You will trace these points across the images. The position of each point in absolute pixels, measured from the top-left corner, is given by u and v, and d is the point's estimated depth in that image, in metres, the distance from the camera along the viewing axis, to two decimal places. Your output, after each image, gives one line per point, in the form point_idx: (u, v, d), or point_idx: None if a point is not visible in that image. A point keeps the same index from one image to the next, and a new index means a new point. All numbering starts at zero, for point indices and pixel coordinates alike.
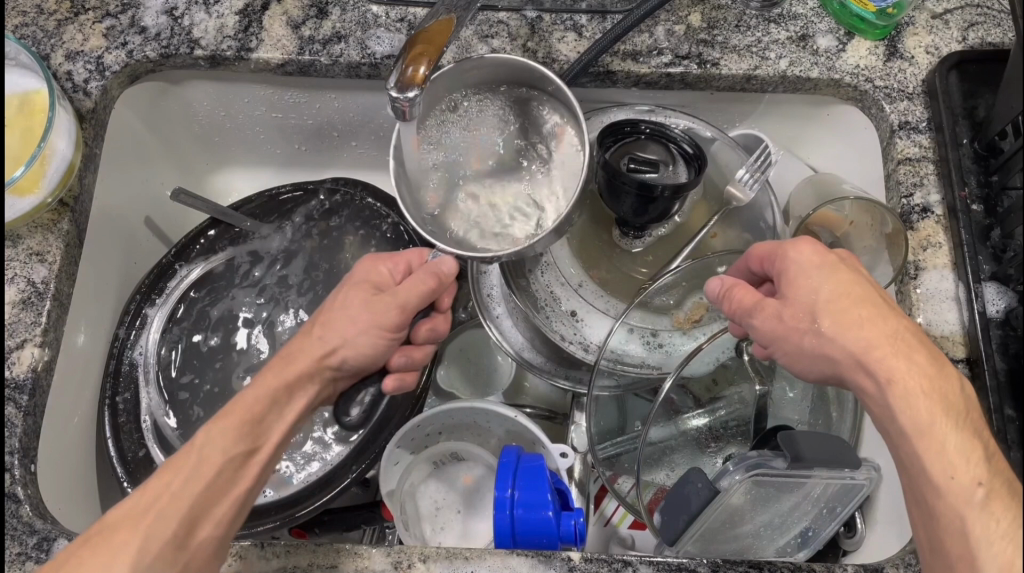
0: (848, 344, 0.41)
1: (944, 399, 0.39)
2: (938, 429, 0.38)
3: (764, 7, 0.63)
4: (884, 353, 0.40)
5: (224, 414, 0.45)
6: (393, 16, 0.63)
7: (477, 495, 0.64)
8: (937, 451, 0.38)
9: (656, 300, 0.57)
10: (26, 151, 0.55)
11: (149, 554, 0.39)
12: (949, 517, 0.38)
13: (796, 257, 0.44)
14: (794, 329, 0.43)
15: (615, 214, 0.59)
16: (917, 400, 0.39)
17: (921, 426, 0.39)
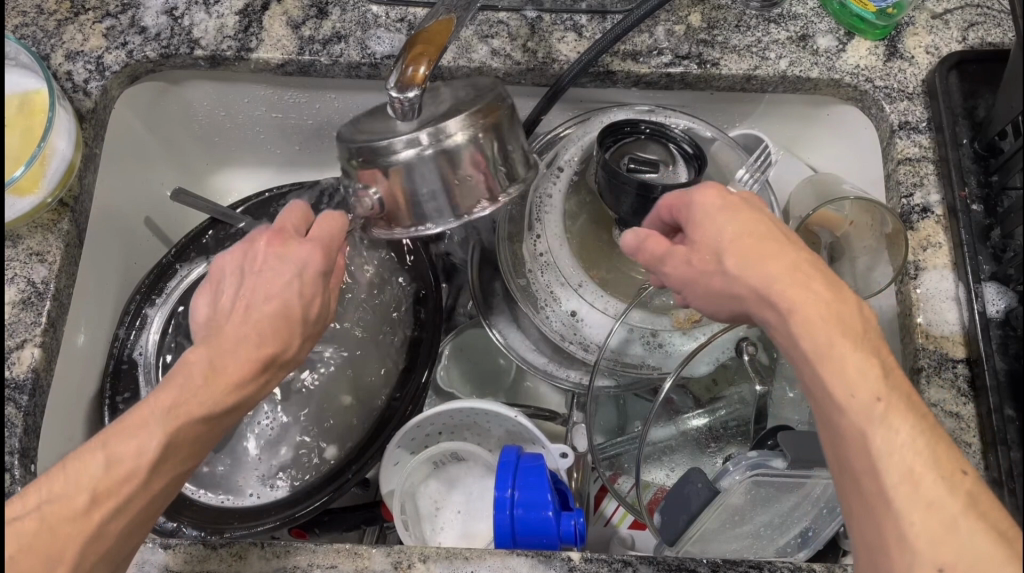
0: (739, 271, 0.39)
1: (838, 345, 0.35)
2: (824, 342, 0.35)
3: (764, 7, 0.63)
4: (772, 276, 0.37)
5: (269, 318, 0.43)
6: (393, 16, 0.63)
7: (477, 496, 0.64)
8: (836, 374, 0.34)
9: (657, 300, 0.58)
10: (26, 151, 0.55)
11: (177, 450, 0.40)
12: (859, 451, 0.33)
13: (700, 202, 0.41)
14: (711, 257, 0.40)
15: (615, 214, 0.58)
16: (842, 344, 0.34)
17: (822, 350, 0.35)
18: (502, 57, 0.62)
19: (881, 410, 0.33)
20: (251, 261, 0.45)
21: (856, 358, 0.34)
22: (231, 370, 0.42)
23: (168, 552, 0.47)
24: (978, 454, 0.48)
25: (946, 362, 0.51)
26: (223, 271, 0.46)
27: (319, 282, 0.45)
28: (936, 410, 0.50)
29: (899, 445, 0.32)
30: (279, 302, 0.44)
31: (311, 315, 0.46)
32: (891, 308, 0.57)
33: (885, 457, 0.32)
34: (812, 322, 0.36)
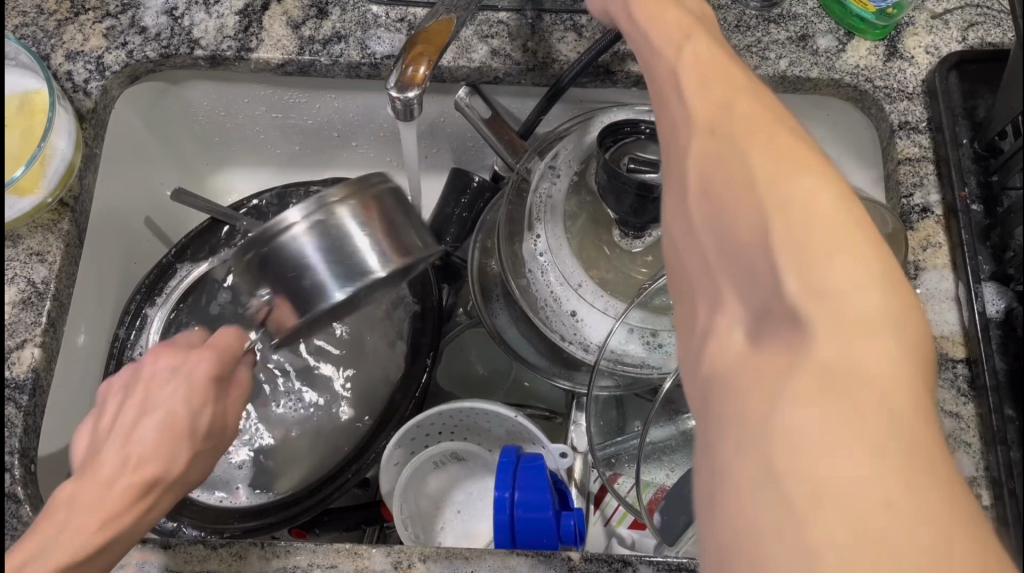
0: (699, 144, 0.27)
1: (760, 228, 0.25)
2: (788, 246, 0.23)
3: (764, 6, 0.63)
4: (756, 143, 0.26)
5: (152, 437, 0.45)
6: (393, 16, 0.63)
7: (477, 495, 0.65)
8: (823, 312, 0.23)
9: (656, 300, 0.56)
10: (26, 151, 0.55)
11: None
12: (733, 405, 0.24)
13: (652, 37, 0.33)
14: (667, 125, 0.30)
15: (615, 213, 0.58)
16: (760, 216, 0.25)
17: (787, 257, 0.23)
18: (502, 57, 0.62)
19: (775, 301, 0.24)
20: (146, 380, 0.47)
21: (780, 245, 0.24)
22: (105, 497, 0.42)
23: (168, 552, 0.47)
24: (978, 454, 0.48)
25: (946, 362, 0.51)
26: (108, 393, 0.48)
27: (188, 399, 0.47)
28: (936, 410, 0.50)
29: (861, 457, 0.21)
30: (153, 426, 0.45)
31: (202, 427, 0.47)
32: None
33: (793, 413, 0.22)
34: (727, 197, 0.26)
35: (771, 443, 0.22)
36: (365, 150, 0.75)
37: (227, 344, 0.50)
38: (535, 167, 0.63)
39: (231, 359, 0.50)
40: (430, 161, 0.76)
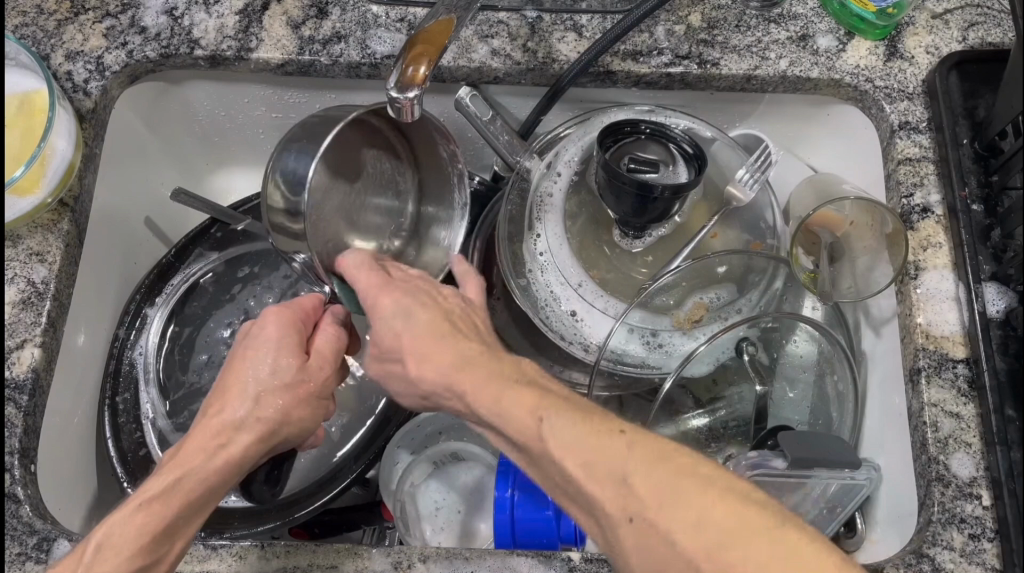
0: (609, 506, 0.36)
1: (651, 447, 0.37)
2: (640, 481, 0.36)
3: (764, 7, 0.63)
4: (505, 400, 0.40)
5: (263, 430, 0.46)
6: (393, 16, 0.63)
7: (478, 496, 0.62)
8: (732, 512, 0.34)
9: (656, 299, 0.58)
10: (26, 150, 0.55)
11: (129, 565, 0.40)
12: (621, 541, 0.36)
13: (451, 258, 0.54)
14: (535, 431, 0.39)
15: (616, 214, 0.59)
16: (648, 450, 0.37)
17: (671, 496, 0.35)
18: (502, 57, 0.62)
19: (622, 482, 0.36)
20: (289, 341, 0.48)
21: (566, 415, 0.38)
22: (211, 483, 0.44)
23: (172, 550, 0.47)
24: (978, 454, 0.49)
25: (946, 362, 0.51)
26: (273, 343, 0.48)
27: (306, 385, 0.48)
28: (936, 410, 0.50)
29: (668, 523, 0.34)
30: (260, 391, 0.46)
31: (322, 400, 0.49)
32: (891, 308, 0.57)
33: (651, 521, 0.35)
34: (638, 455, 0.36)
35: (643, 535, 0.35)
36: None
37: (281, 324, 0.49)
38: (536, 167, 0.63)
39: (299, 321, 0.50)
40: None
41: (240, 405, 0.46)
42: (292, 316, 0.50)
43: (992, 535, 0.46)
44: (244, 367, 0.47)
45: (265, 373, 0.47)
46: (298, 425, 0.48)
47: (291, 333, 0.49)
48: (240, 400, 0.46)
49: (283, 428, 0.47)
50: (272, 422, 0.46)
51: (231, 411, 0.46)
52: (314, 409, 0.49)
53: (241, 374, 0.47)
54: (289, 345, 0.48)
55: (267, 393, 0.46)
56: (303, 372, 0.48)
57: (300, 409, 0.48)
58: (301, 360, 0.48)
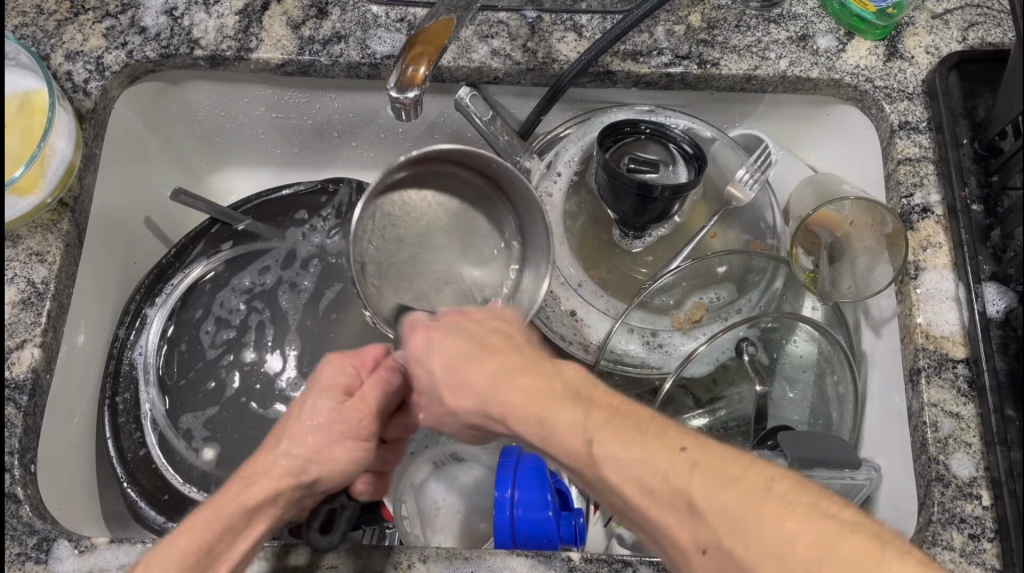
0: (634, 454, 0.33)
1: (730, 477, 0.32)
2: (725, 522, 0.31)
3: (764, 7, 0.63)
4: (543, 426, 0.35)
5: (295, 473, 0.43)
6: (393, 16, 0.63)
7: (478, 495, 0.64)
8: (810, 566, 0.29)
9: (656, 300, 0.58)
10: (26, 150, 0.55)
11: None
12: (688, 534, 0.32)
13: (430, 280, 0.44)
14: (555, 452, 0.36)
15: (616, 215, 0.59)
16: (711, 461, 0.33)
17: (737, 517, 0.31)
18: (502, 57, 0.62)
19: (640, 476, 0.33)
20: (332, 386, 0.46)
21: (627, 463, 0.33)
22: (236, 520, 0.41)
23: None
24: (978, 454, 0.49)
25: (946, 362, 0.51)
26: (323, 386, 0.46)
27: (344, 424, 0.45)
28: (936, 410, 0.50)
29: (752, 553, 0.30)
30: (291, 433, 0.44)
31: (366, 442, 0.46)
32: (891, 308, 0.57)
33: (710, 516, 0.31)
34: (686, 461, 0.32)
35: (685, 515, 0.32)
36: (365, 150, 0.75)
37: (340, 373, 0.47)
38: (536, 166, 0.63)
39: (357, 369, 0.48)
40: None
41: (285, 447, 0.43)
42: (349, 363, 0.48)
43: (992, 535, 0.46)
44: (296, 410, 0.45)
45: (312, 422, 0.44)
46: (334, 467, 0.44)
47: (331, 377, 0.47)
48: (282, 439, 0.44)
49: (316, 468, 0.43)
50: (305, 459, 0.43)
51: (278, 447, 0.43)
52: (351, 451, 0.45)
53: (292, 419, 0.45)
54: (329, 388, 0.46)
55: (302, 434, 0.44)
56: (346, 420, 0.45)
57: (334, 448, 0.44)
58: (339, 402, 0.45)
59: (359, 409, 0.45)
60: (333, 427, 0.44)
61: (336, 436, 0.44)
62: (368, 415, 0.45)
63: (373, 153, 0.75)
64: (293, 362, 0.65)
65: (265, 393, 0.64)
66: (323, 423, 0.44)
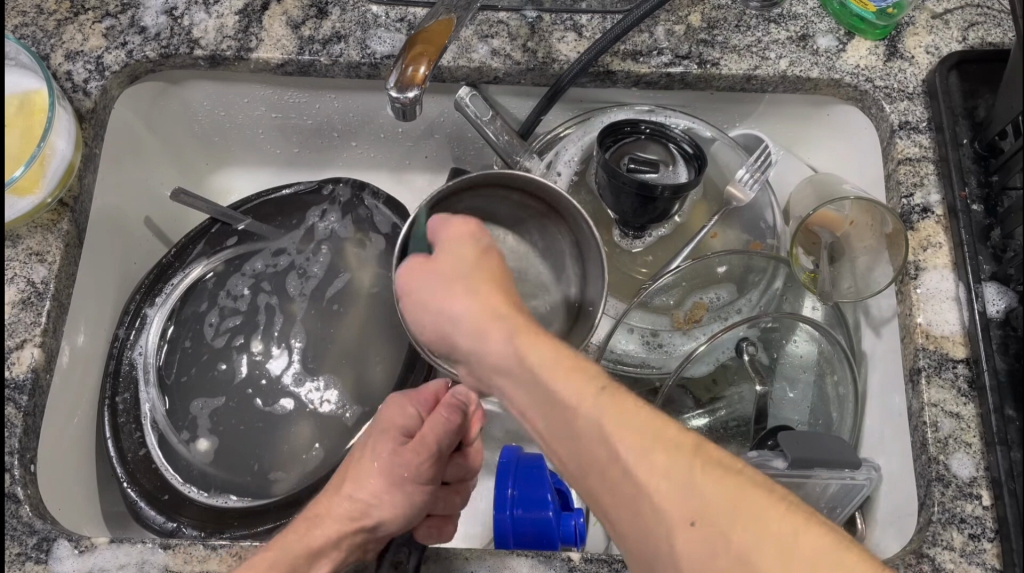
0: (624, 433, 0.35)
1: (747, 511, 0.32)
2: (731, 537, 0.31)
3: (764, 7, 0.63)
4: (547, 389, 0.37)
5: (357, 517, 0.47)
6: (393, 16, 0.63)
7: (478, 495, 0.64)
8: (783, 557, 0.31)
9: (656, 300, 0.58)
10: (26, 150, 0.55)
11: None
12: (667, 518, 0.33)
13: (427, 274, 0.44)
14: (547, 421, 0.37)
15: (616, 215, 0.59)
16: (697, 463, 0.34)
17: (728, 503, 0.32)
18: (502, 57, 0.62)
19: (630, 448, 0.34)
20: (391, 431, 0.51)
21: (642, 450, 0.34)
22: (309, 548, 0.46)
23: (168, 552, 0.47)
24: (978, 453, 0.49)
25: (946, 362, 0.51)
26: (385, 428, 0.51)
27: (403, 467, 0.49)
28: (936, 410, 0.50)
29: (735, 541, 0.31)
30: (356, 480, 0.49)
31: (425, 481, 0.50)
32: (891, 308, 0.57)
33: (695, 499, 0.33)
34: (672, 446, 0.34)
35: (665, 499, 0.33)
36: (365, 150, 0.75)
37: (399, 417, 0.51)
38: (536, 166, 0.62)
39: (418, 411, 0.52)
40: (430, 161, 0.76)
41: (349, 490, 0.49)
42: (409, 407, 0.52)
43: (992, 535, 0.46)
44: (364, 456, 0.51)
45: (368, 486, 0.48)
46: (395, 511, 0.48)
47: (387, 422, 0.51)
48: (353, 484, 0.49)
49: (377, 512, 0.48)
50: (365, 503, 0.48)
51: (345, 492, 0.49)
52: (409, 494, 0.49)
53: (359, 461, 0.51)
54: (385, 433, 0.51)
55: (363, 480, 0.49)
56: (411, 468, 0.49)
57: (393, 494, 0.48)
58: (398, 444, 0.50)
59: (422, 452, 0.49)
60: (385, 474, 0.49)
61: (392, 481, 0.49)
62: (430, 459, 0.49)
63: (373, 153, 0.75)
64: (291, 362, 0.65)
65: (264, 392, 0.63)
66: (380, 462, 0.49)
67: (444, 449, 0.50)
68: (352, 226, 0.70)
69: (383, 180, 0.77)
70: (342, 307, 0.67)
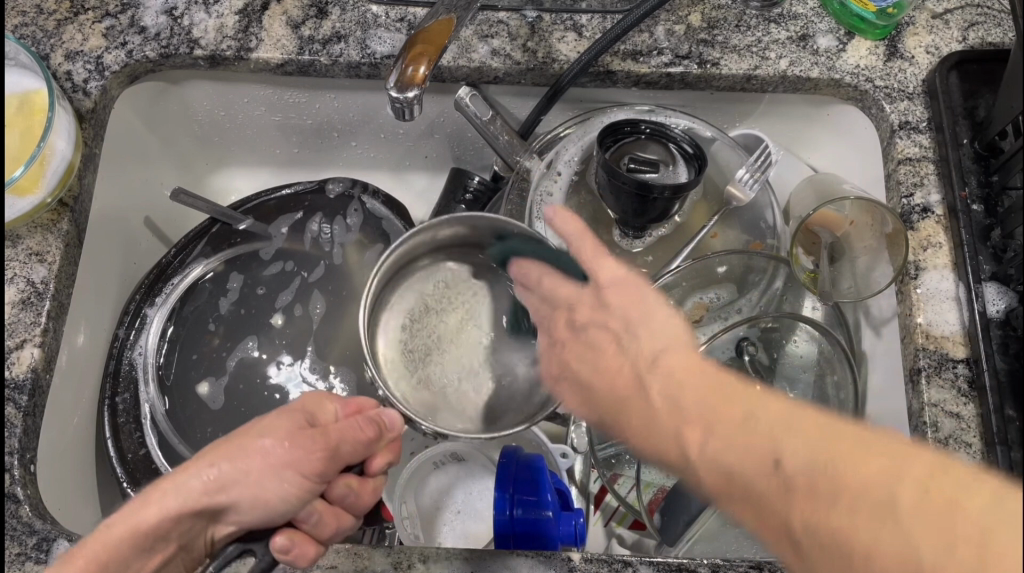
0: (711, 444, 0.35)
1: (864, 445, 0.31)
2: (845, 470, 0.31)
3: (764, 7, 0.63)
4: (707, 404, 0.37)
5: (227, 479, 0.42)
6: (393, 16, 0.63)
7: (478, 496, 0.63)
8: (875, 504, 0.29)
9: None
10: (26, 150, 0.55)
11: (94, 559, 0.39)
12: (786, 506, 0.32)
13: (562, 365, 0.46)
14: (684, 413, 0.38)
15: (615, 214, 0.59)
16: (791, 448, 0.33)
17: (835, 467, 0.31)
18: (502, 56, 0.62)
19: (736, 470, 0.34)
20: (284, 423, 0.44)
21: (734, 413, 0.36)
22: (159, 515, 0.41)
23: None
24: (978, 454, 0.48)
25: (946, 362, 0.51)
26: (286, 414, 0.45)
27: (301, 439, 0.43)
28: (936, 410, 0.50)
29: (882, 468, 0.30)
30: (232, 456, 0.42)
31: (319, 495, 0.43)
32: (891, 308, 0.57)
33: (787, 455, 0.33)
34: (809, 437, 0.33)
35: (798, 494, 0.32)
36: (366, 150, 0.75)
37: (314, 406, 0.47)
38: (536, 166, 0.62)
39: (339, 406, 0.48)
40: (431, 161, 0.76)
41: (215, 460, 0.42)
42: (327, 402, 0.48)
43: None
44: (255, 430, 0.44)
45: (231, 477, 0.42)
46: (259, 496, 0.41)
47: (256, 425, 0.44)
48: (225, 460, 0.42)
49: (239, 490, 0.41)
50: (225, 481, 0.42)
51: (206, 460, 0.42)
52: (289, 485, 0.42)
53: (245, 438, 0.43)
54: (266, 419, 0.45)
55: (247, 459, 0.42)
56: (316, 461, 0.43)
57: (272, 478, 0.42)
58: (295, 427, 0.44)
59: (349, 432, 0.45)
60: (274, 456, 0.42)
61: (279, 462, 0.42)
62: (322, 448, 0.43)
63: (373, 153, 0.75)
64: (292, 362, 0.65)
65: (264, 393, 0.63)
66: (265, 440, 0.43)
67: (344, 454, 0.44)
68: (352, 230, 0.70)
69: (384, 180, 0.77)
70: (341, 309, 0.67)
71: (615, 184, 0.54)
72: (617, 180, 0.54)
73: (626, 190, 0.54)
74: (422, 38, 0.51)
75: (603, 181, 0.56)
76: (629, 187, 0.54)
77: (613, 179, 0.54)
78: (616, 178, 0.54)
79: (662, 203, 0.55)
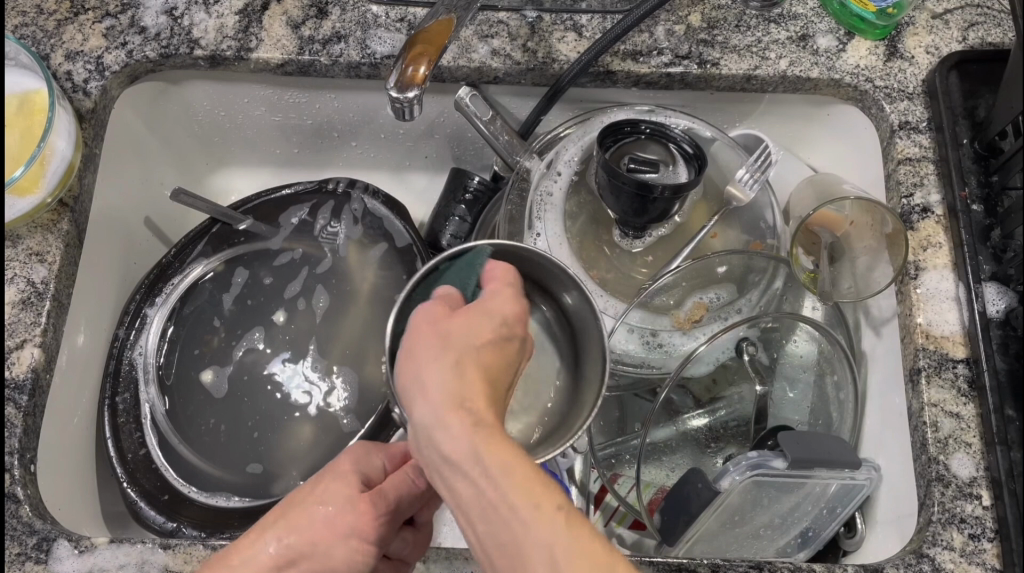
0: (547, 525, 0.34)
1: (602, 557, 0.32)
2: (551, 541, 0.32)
3: (764, 7, 0.63)
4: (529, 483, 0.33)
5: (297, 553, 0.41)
6: (393, 16, 0.63)
7: None
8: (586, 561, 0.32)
9: (655, 299, 0.57)
10: (26, 150, 0.55)
11: None
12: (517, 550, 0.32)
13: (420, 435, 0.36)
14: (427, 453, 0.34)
15: (615, 214, 0.59)
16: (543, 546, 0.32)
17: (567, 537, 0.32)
18: (502, 57, 0.62)
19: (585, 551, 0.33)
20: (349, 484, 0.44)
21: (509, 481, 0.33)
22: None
23: (168, 552, 0.47)
24: (978, 454, 0.49)
25: (946, 362, 0.51)
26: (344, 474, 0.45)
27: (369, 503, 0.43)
28: (936, 410, 0.50)
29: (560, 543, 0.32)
30: (298, 528, 0.41)
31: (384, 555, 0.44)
32: (891, 308, 0.57)
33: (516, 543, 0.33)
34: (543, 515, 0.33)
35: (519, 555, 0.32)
36: (366, 150, 0.75)
37: (364, 462, 0.46)
38: (535, 166, 0.62)
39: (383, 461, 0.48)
40: (431, 161, 0.76)
41: (280, 533, 0.41)
42: (376, 456, 0.48)
43: (992, 535, 0.46)
44: (315, 495, 0.43)
45: (300, 550, 0.40)
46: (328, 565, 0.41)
47: (314, 489, 0.43)
48: (294, 534, 0.41)
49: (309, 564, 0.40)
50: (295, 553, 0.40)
51: (272, 534, 0.41)
52: (354, 553, 0.41)
53: (306, 504, 0.42)
54: (323, 482, 0.44)
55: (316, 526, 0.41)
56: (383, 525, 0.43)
57: (339, 546, 0.41)
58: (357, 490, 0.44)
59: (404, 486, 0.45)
60: (342, 523, 0.42)
61: (346, 530, 0.42)
62: (384, 512, 0.43)
63: (373, 153, 0.75)
64: (290, 362, 0.65)
65: (265, 394, 0.63)
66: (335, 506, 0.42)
67: (401, 512, 0.44)
68: (352, 230, 0.70)
69: (384, 180, 0.77)
70: (341, 309, 0.67)
71: (615, 184, 0.54)
72: (617, 180, 0.54)
73: (628, 191, 0.54)
74: (422, 38, 0.51)
75: (604, 181, 0.56)
76: (632, 188, 0.53)
77: (615, 179, 0.54)
78: (618, 178, 0.54)
79: (664, 204, 0.55)
